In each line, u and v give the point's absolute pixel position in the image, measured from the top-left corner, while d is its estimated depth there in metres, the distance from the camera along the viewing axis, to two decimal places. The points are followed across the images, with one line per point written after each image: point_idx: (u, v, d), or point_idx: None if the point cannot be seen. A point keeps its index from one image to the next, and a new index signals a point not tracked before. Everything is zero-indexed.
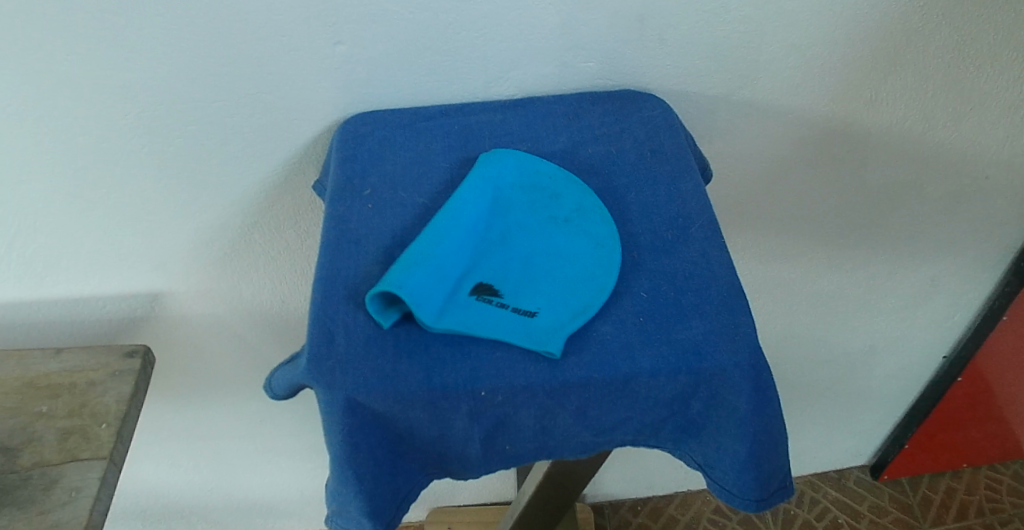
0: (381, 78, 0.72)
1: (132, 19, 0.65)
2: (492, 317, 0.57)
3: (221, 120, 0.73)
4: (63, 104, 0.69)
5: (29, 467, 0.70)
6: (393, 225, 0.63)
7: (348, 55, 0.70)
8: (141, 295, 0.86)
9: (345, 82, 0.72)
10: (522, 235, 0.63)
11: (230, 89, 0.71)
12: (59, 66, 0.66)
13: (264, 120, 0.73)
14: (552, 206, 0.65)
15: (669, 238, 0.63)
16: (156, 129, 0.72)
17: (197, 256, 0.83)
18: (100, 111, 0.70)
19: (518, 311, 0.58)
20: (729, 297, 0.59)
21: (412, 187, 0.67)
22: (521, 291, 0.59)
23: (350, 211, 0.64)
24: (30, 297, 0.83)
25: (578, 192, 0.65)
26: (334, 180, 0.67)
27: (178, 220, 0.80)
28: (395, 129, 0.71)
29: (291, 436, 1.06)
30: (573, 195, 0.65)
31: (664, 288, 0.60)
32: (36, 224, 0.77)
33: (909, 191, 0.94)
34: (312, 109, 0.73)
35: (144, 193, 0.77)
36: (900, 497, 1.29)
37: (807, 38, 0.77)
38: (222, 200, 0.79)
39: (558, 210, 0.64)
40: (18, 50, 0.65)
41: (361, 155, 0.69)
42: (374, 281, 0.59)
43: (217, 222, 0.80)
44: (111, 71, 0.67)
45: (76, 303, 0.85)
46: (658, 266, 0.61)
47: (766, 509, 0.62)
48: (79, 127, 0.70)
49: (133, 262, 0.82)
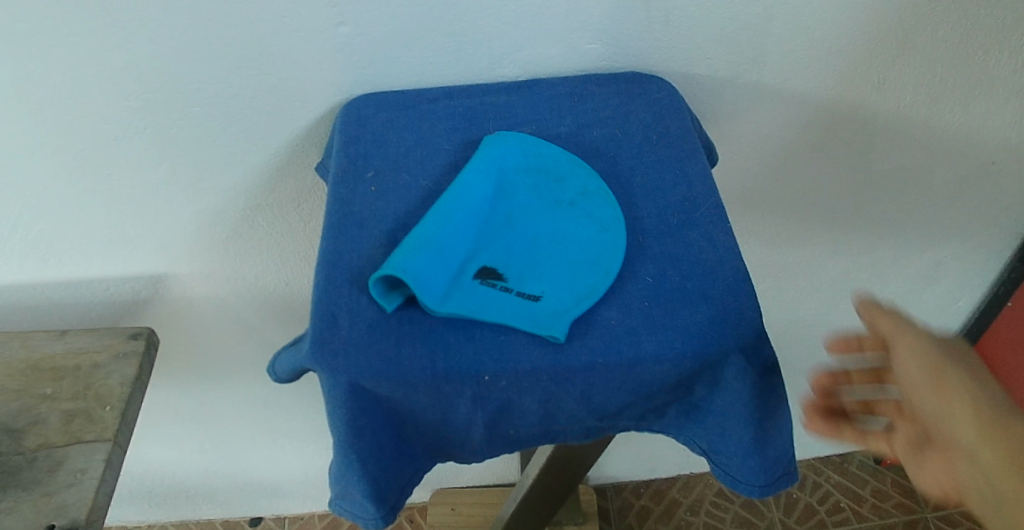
0: (385, 59, 0.72)
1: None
2: (496, 301, 0.57)
3: (223, 101, 0.72)
4: (63, 84, 0.68)
5: (33, 449, 0.70)
6: (397, 208, 0.63)
7: (352, 36, 0.70)
8: (145, 277, 0.86)
9: (348, 63, 0.72)
10: (525, 219, 0.62)
11: (232, 71, 0.70)
12: (59, 47, 0.66)
13: (267, 102, 0.73)
14: (555, 189, 0.64)
15: (673, 222, 0.63)
16: (158, 110, 0.71)
17: (200, 238, 0.83)
18: (101, 92, 0.69)
19: (522, 294, 0.58)
20: (734, 281, 0.59)
21: (416, 168, 0.66)
22: (525, 275, 0.59)
23: (353, 193, 0.64)
24: (34, 279, 0.83)
25: (583, 176, 0.65)
26: (337, 162, 0.66)
27: (181, 203, 0.79)
28: (398, 111, 0.71)
29: (295, 418, 1.07)
30: (577, 178, 0.65)
31: (669, 273, 0.59)
32: (39, 206, 0.77)
33: (916, 176, 0.93)
34: (316, 91, 0.73)
35: (147, 175, 0.76)
36: (901, 482, 1.29)
37: (814, 19, 0.76)
38: (225, 183, 0.78)
39: (562, 195, 0.64)
40: (18, 30, 0.64)
41: (365, 136, 0.68)
42: (378, 264, 0.59)
43: (221, 204, 0.80)
44: (111, 52, 0.67)
45: (79, 285, 0.85)
46: (663, 250, 0.61)
47: (769, 495, 0.62)
48: (82, 109, 0.70)
49: (138, 244, 0.82)
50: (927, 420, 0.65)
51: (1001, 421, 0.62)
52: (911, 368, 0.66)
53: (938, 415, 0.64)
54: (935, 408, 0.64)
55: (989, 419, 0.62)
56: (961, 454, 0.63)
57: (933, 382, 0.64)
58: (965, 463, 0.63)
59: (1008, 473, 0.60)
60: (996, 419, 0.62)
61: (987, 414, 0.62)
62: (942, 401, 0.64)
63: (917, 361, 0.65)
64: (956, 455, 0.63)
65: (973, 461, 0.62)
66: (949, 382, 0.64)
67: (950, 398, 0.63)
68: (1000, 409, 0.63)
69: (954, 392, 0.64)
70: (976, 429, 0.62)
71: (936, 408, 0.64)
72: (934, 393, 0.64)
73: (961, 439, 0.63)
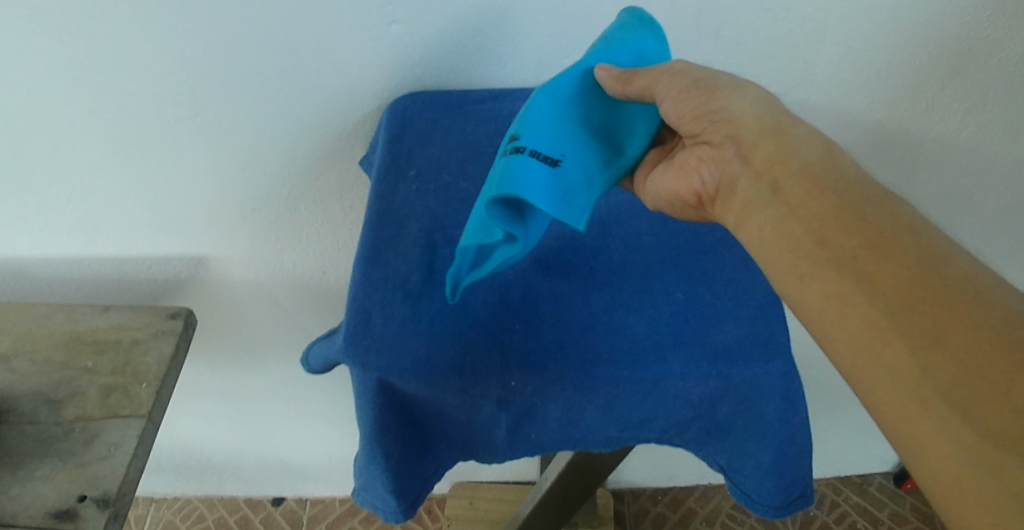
0: (435, 59, 0.73)
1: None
2: (538, 169, 0.53)
3: (275, 92, 0.74)
4: (119, 69, 0.70)
5: (71, 420, 0.73)
6: (435, 207, 0.64)
7: (404, 34, 0.71)
8: (187, 258, 0.88)
9: (398, 61, 0.73)
10: (579, 83, 0.59)
11: (284, 63, 0.72)
12: (118, 33, 0.67)
13: (318, 95, 0.74)
14: (617, 53, 0.60)
15: (705, 239, 0.64)
16: (208, 97, 0.73)
17: (242, 224, 0.85)
18: (156, 78, 0.71)
19: (549, 159, 0.54)
20: (766, 304, 0.60)
21: (457, 169, 0.68)
22: (558, 142, 0.56)
23: (394, 191, 0.66)
24: (81, 254, 0.86)
25: (650, 43, 0.62)
26: (381, 159, 0.68)
27: (226, 188, 0.81)
28: (443, 111, 0.72)
29: (321, 403, 1.08)
30: (644, 44, 0.61)
31: (700, 290, 0.61)
32: (90, 185, 0.79)
33: (962, 204, 0.91)
34: (366, 86, 0.74)
35: (196, 160, 0.78)
36: (921, 507, 1.27)
37: (865, 41, 0.75)
38: (271, 172, 0.80)
39: (624, 61, 0.60)
40: (78, 18, 0.66)
41: (409, 135, 0.70)
42: (412, 263, 0.60)
43: (265, 192, 0.82)
44: (167, 39, 0.68)
45: (124, 262, 0.87)
46: (695, 267, 0.62)
47: (783, 516, 0.64)
48: (137, 95, 0.72)
49: (182, 225, 0.84)
50: (736, 128, 0.54)
51: (826, 161, 0.52)
52: (693, 70, 0.56)
53: (731, 124, 0.55)
54: (755, 158, 0.54)
55: (821, 176, 0.51)
56: (800, 241, 0.51)
57: (763, 120, 0.54)
58: (771, 232, 0.52)
59: (878, 259, 0.48)
60: (861, 202, 0.50)
61: (816, 167, 0.52)
62: (722, 102, 0.55)
63: (741, 102, 0.55)
64: (766, 225, 0.52)
65: (816, 277, 0.49)
66: (789, 137, 0.53)
67: (790, 162, 0.53)
68: (824, 149, 0.53)
69: (774, 120, 0.54)
70: (801, 186, 0.52)
71: (765, 153, 0.53)
72: (761, 123, 0.54)
73: (774, 204, 0.52)
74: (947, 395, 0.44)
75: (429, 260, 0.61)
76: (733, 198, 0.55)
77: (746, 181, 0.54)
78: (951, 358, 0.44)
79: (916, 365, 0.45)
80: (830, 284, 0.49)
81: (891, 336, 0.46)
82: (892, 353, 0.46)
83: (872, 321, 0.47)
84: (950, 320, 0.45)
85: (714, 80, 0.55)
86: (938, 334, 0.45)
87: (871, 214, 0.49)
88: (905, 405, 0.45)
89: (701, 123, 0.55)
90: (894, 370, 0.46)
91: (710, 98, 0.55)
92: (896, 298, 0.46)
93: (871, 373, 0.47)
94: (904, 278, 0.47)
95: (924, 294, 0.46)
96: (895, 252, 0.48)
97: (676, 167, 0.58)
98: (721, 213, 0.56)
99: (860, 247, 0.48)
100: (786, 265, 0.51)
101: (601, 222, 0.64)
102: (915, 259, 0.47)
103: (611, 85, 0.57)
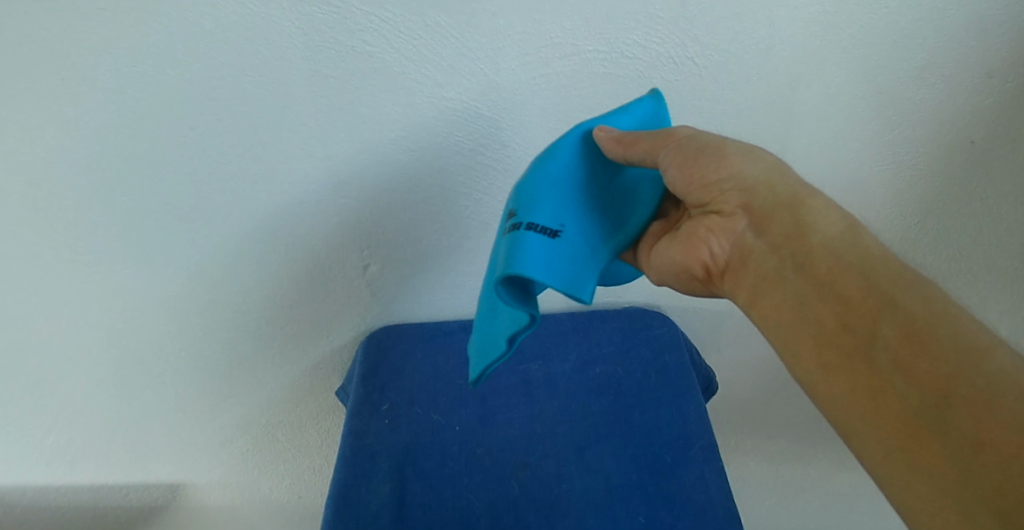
0: (408, 295, 0.83)
1: (176, 242, 0.73)
2: (542, 246, 0.59)
3: (257, 326, 0.81)
4: (112, 311, 0.76)
5: None
6: (405, 440, 0.76)
7: (377, 273, 0.80)
8: (163, 485, 0.92)
9: (372, 297, 0.82)
10: (579, 151, 0.64)
11: (269, 301, 0.79)
12: (110, 280, 0.74)
13: (302, 326, 0.82)
14: (616, 117, 0.65)
15: (668, 462, 0.74)
16: (195, 334, 0.80)
17: (222, 452, 0.90)
18: (142, 317, 0.77)
19: (548, 234, 0.60)
20: (727, 522, 0.70)
21: (427, 403, 0.80)
22: (557, 215, 0.62)
23: (369, 428, 0.77)
24: (58, 481, 0.88)
25: (650, 105, 0.65)
26: (357, 393, 0.80)
27: (207, 415, 0.87)
28: (415, 343, 0.84)
29: None
30: (644, 107, 0.65)
31: (661, 512, 0.71)
32: (73, 416, 0.83)
33: None
34: (345, 321, 0.84)
35: (178, 391, 0.84)
36: None
37: None
38: (254, 400, 0.87)
39: (624, 123, 0.65)
40: (75, 268, 0.72)
41: (383, 369, 0.81)
42: (386, 503, 0.71)
43: (243, 421, 0.88)
44: (157, 282, 0.75)
45: (101, 489, 0.90)
46: (658, 489, 0.72)
47: None
48: (125, 332, 0.78)
49: (160, 455, 0.89)
50: (751, 201, 0.59)
51: (855, 240, 0.55)
52: (699, 135, 0.60)
53: (745, 194, 0.59)
54: (770, 236, 0.58)
55: (847, 254, 0.55)
56: (826, 323, 0.54)
57: (780, 193, 0.58)
58: (788, 312, 0.56)
59: (911, 348, 0.51)
60: (889, 284, 0.53)
61: (841, 246, 0.55)
62: (732, 168, 0.59)
63: (753, 168, 0.59)
64: (783, 304, 0.57)
65: (843, 370, 0.53)
66: (807, 209, 0.57)
67: (809, 237, 0.56)
68: (852, 226, 0.56)
69: (789, 189, 0.58)
70: (825, 271, 0.55)
71: (780, 229, 0.57)
72: (780, 194, 0.58)
73: (793, 283, 0.56)
74: (980, 504, 0.46)
75: (401, 497, 0.72)
76: (744, 272, 0.59)
77: (759, 253, 0.58)
78: (977, 458, 0.47)
79: (945, 459, 0.48)
80: (854, 354, 0.53)
81: (926, 439, 0.49)
82: (925, 453, 0.48)
83: (905, 420, 0.50)
84: (979, 415, 0.47)
85: (723, 145, 0.60)
86: (966, 430, 0.47)
87: (903, 296, 0.52)
88: (941, 509, 0.47)
89: (710, 193, 0.60)
90: (921, 458, 0.48)
91: (718, 166, 0.59)
92: (927, 386, 0.49)
93: (901, 473, 0.49)
94: (936, 371, 0.49)
95: (955, 383, 0.49)
96: (930, 340, 0.50)
97: (684, 239, 0.62)
98: (731, 287, 0.61)
99: (893, 335, 0.51)
100: (809, 348, 0.55)
101: (565, 452, 0.75)
102: (948, 348, 0.50)
103: (611, 147, 0.62)
